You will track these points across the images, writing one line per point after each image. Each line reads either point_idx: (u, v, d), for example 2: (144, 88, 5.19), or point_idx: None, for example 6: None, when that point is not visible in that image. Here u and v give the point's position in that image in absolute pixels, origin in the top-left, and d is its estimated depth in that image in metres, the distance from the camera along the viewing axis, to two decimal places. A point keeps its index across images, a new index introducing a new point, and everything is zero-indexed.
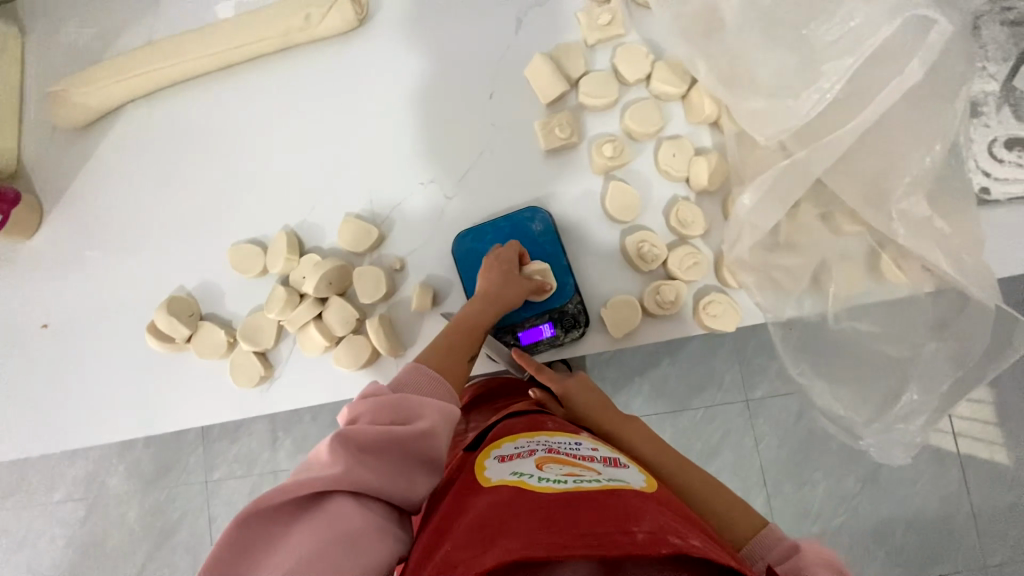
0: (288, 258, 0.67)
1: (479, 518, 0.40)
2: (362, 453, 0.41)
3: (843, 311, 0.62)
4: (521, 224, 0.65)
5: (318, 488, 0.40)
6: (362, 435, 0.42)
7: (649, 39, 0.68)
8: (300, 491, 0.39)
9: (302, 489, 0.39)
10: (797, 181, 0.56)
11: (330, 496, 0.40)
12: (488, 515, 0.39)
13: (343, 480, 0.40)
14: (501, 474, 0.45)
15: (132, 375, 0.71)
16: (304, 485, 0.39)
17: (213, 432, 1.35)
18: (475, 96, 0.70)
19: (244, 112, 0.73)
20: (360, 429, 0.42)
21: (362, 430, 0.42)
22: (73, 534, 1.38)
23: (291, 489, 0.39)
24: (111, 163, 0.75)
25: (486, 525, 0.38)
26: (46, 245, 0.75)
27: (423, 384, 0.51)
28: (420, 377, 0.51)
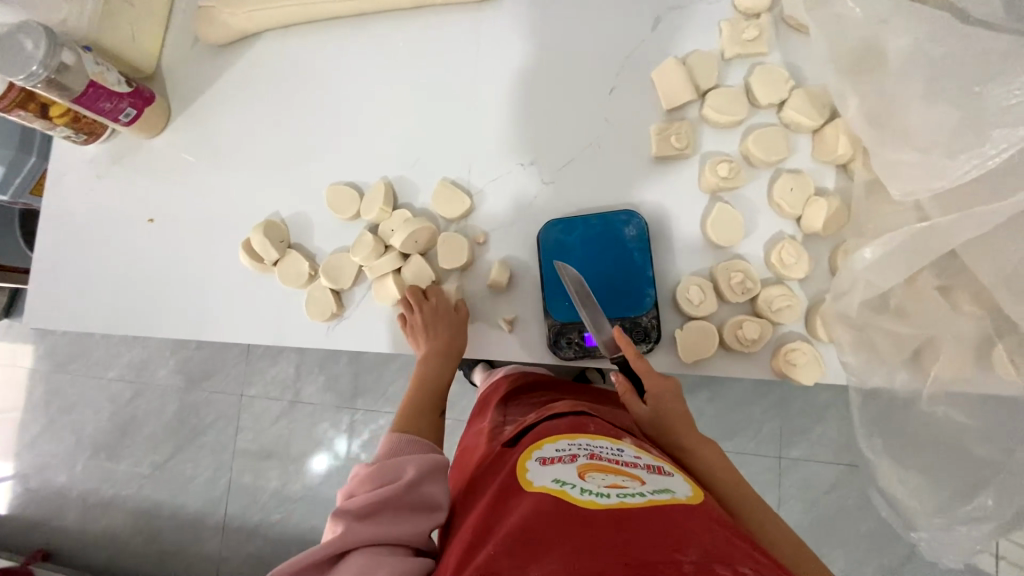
0: (382, 209, 0.69)
1: (518, 523, 0.40)
2: (420, 477, 0.47)
3: (939, 394, 0.57)
4: (615, 227, 0.64)
5: (383, 505, 0.45)
6: (428, 462, 0.49)
7: (791, 63, 0.64)
8: (368, 507, 0.45)
9: (371, 504, 0.45)
10: (930, 248, 0.52)
11: (394, 516, 0.45)
12: (528, 523, 0.40)
13: (406, 502, 0.46)
14: (542, 479, 0.44)
15: (215, 284, 0.75)
16: (372, 501, 0.45)
17: (256, 352, 1.43)
18: (595, 87, 0.69)
19: (368, 60, 0.75)
20: (421, 455, 0.49)
21: (431, 457, 0.49)
22: (117, 411, 1.51)
23: (360, 505, 0.45)
24: (237, 85, 0.79)
25: (526, 539, 0.38)
26: (166, 146, 0.80)
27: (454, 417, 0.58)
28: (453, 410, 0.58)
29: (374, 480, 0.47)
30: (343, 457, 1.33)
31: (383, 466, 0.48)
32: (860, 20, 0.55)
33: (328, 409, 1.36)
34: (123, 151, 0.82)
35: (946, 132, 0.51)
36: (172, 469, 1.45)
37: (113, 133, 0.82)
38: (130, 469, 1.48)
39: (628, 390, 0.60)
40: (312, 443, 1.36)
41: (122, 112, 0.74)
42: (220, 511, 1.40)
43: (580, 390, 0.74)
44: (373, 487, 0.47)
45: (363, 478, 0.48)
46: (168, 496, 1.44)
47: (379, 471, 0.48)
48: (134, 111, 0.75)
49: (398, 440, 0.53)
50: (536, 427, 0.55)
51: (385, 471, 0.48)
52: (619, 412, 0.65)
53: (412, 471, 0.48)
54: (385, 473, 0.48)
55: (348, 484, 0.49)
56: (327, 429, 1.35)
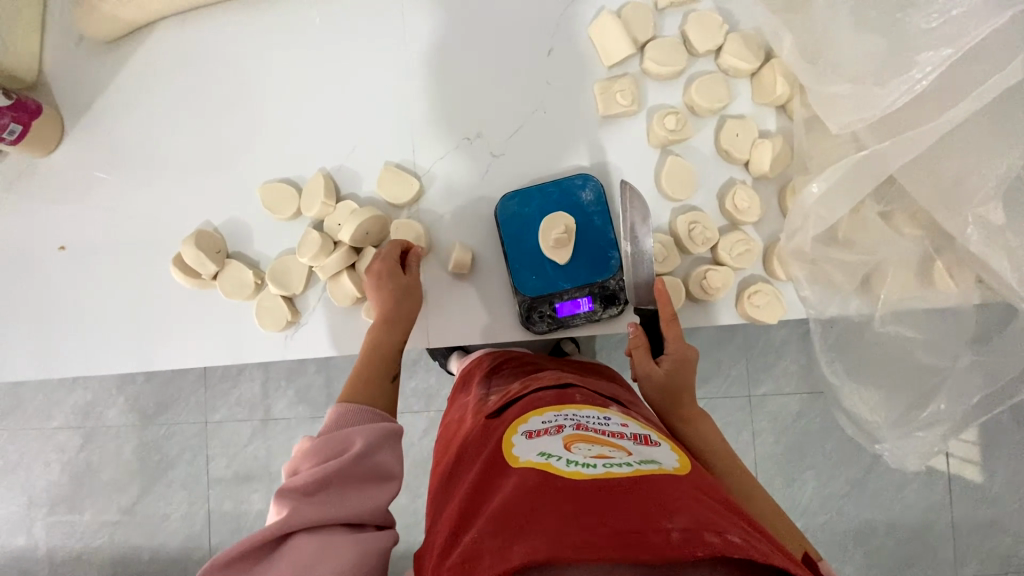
0: (324, 202, 0.64)
1: (502, 505, 0.39)
2: (368, 445, 0.47)
3: (889, 314, 0.60)
4: (571, 193, 0.62)
5: (330, 479, 0.44)
6: (375, 429, 0.49)
7: (722, 7, 0.64)
8: (316, 481, 0.44)
9: (316, 480, 0.44)
10: (871, 175, 0.54)
11: (342, 490, 0.44)
12: (511, 507, 0.39)
13: (353, 474, 0.45)
14: (527, 455, 0.44)
15: (150, 307, 0.69)
16: (319, 473, 0.44)
17: (214, 374, 1.34)
18: (532, 50, 0.66)
19: (284, 42, 0.69)
20: (365, 426, 0.49)
21: (376, 425, 0.49)
22: (68, 460, 1.39)
23: (306, 479, 0.44)
24: (138, 85, 0.70)
25: (508, 518, 0.38)
26: (67, 163, 0.71)
27: (354, 418, 0.51)
28: (352, 413, 0.51)
29: (321, 454, 0.46)
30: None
31: (326, 439, 0.47)
32: None
33: (303, 421, 1.31)
34: (16, 174, 0.72)
35: (876, 60, 0.52)
36: (143, 510, 1.36)
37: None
38: (96, 519, 1.38)
39: (643, 348, 0.60)
40: (292, 457, 1.31)
41: (6, 129, 0.65)
42: (205, 544, 1.33)
43: (562, 361, 0.76)
44: (320, 461, 0.46)
45: (307, 455, 0.46)
46: (144, 540, 1.36)
47: (325, 444, 0.47)
48: (20, 127, 0.66)
49: (350, 410, 0.51)
50: (522, 398, 0.55)
51: (332, 443, 0.47)
52: (605, 383, 0.67)
53: (358, 441, 0.47)
54: (334, 445, 0.47)
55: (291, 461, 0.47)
56: (304, 441, 1.31)
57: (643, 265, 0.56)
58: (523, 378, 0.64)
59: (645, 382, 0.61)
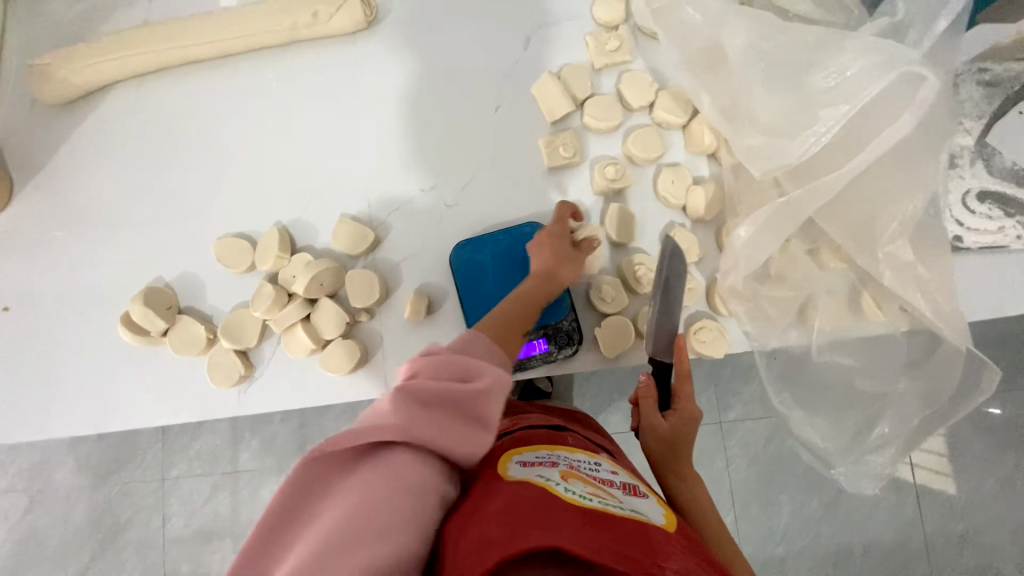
0: (278, 255, 0.65)
1: (509, 498, 0.39)
2: (495, 385, 0.41)
3: (827, 344, 0.64)
4: (521, 239, 0.65)
5: (445, 399, 0.39)
6: (504, 379, 0.42)
7: (653, 67, 0.70)
8: (434, 396, 0.39)
9: (432, 397, 0.39)
10: (791, 217, 0.58)
11: (445, 418, 0.39)
12: (517, 502, 0.38)
13: (465, 408, 0.40)
14: (526, 474, 0.44)
15: (98, 365, 0.67)
16: (439, 392, 0.39)
17: (173, 428, 1.29)
18: (481, 107, 0.70)
19: (241, 102, 0.71)
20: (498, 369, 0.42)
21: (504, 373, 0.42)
22: (9, 530, 1.29)
23: (424, 390, 0.39)
24: (92, 145, 0.71)
25: (518, 510, 0.37)
26: (14, 222, 0.70)
27: (479, 349, 0.45)
28: (477, 343, 0.45)
29: (445, 373, 0.41)
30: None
31: (457, 359, 0.42)
32: (700, 25, 0.61)
33: (269, 472, 1.26)
34: None
35: (786, 116, 0.57)
36: None
37: None
38: None
39: (652, 399, 0.60)
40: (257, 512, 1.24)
41: None
42: None
43: (538, 404, 0.76)
44: (443, 377, 0.41)
45: (433, 364, 0.41)
46: None
47: (455, 364, 0.42)
48: None
49: (475, 340, 0.46)
50: (511, 434, 0.55)
51: (459, 366, 0.42)
52: (589, 429, 0.67)
53: (487, 379, 0.41)
54: (460, 368, 0.42)
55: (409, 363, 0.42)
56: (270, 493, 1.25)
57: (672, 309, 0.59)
58: (509, 417, 0.64)
59: (648, 434, 0.61)
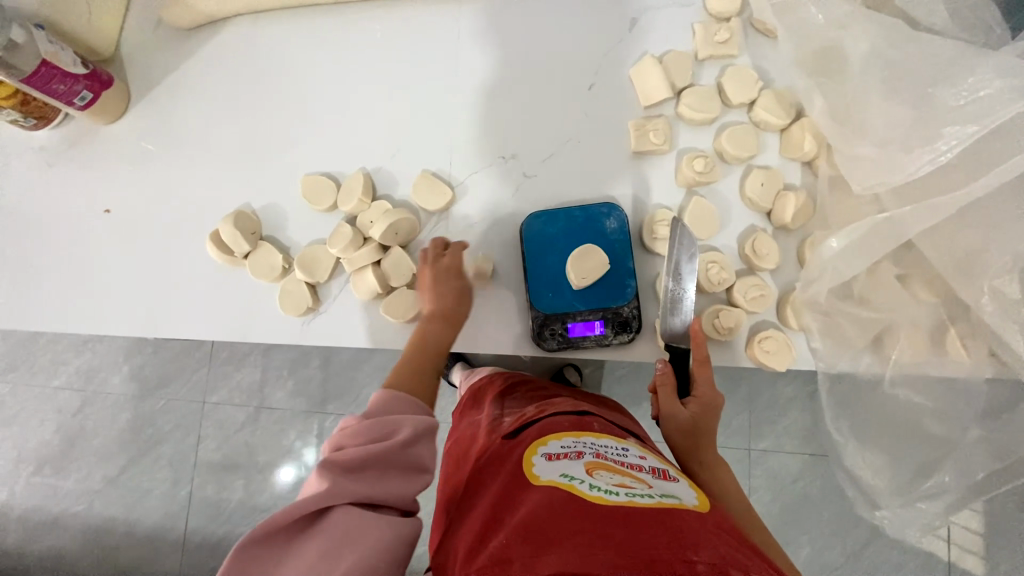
0: (360, 199, 0.67)
1: (528, 514, 0.41)
2: (416, 436, 0.46)
3: (899, 376, 0.60)
4: (596, 219, 0.64)
5: (374, 460, 0.43)
6: (427, 424, 0.47)
7: (759, 66, 0.68)
8: (361, 459, 0.43)
9: (363, 459, 0.43)
10: (890, 237, 0.55)
11: (384, 475, 0.43)
12: (539, 516, 0.40)
13: (398, 462, 0.44)
14: (549, 475, 0.45)
15: (179, 276, 0.71)
16: (367, 455, 0.43)
17: (220, 355, 1.36)
18: (575, 83, 0.70)
19: (346, 49, 0.74)
20: (421, 416, 0.47)
21: (427, 418, 0.48)
22: (63, 422, 1.40)
23: (351, 458, 0.42)
24: (204, 71, 0.75)
25: (538, 531, 0.39)
26: (126, 133, 0.76)
27: (394, 404, 0.49)
28: (392, 399, 0.49)
29: (370, 433, 0.45)
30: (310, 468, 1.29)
31: (374, 423, 0.46)
32: (822, 26, 0.59)
33: (299, 414, 1.31)
34: (77, 138, 0.76)
35: (902, 129, 0.55)
36: (126, 483, 1.35)
37: (66, 119, 0.77)
38: (78, 485, 1.37)
39: (669, 387, 0.59)
40: (281, 448, 1.30)
41: (77, 95, 0.69)
42: (181, 526, 1.31)
43: (573, 389, 0.77)
44: (366, 441, 0.44)
45: (356, 429, 0.45)
46: (122, 513, 1.34)
47: (374, 424, 0.46)
48: (91, 95, 0.70)
49: (392, 397, 0.50)
50: (539, 420, 0.56)
51: (381, 426, 0.46)
52: (618, 415, 0.67)
53: (408, 429, 0.46)
54: (382, 428, 0.46)
55: (335, 433, 0.46)
56: (297, 434, 1.30)
57: (681, 301, 0.59)
58: (536, 403, 0.65)
59: (668, 423, 0.60)
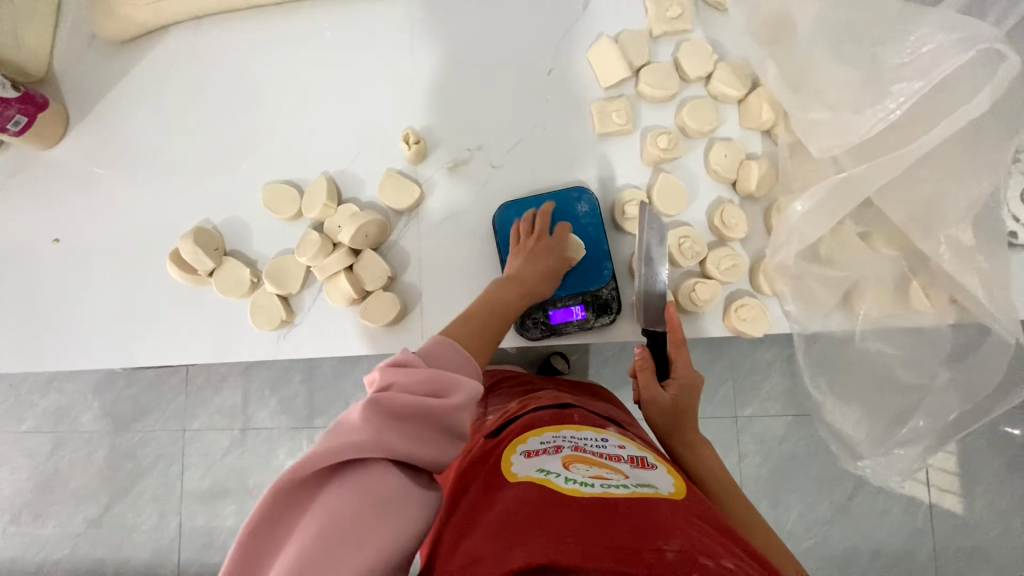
0: (325, 204, 0.65)
1: (506, 512, 0.41)
2: (467, 402, 0.43)
3: (869, 331, 0.62)
4: (568, 204, 0.65)
5: (423, 414, 0.41)
6: (478, 392, 0.44)
7: (713, 39, 0.68)
8: (409, 410, 0.41)
9: (410, 410, 0.41)
10: (850, 195, 0.57)
11: (428, 435, 0.41)
12: (516, 514, 0.40)
13: (443, 425, 0.42)
14: (527, 471, 0.46)
15: (142, 301, 0.68)
16: (413, 410, 0.41)
17: (197, 380, 1.32)
18: (534, 70, 0.69)
19: (295, 51, 0.71)
20: (471, 382, 0.44)
21: (479, 386, 0.45)
22: (35, 466, 1.33)
23: (401, 406, 0.40)
24: (147, 84, 0.72)
25: (513, 526, 0.39)
26: (69, 157, 0.72)
27: (446, 360, 0.47)
28: (449, 355, 0.47)
29: (419, 384, 0.42)
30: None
31: (432, 374, 0.43)
32: None
33: (285, 431, 1.28)
34: (16, 166, 0.72)
35: (853, 90, 0.56)
36: (111, 521, 1.30)
37: (1, 147, 0.72)
38: (59, 529, 1.31)
39: (648, 370, 0.61)
40: (271, 468, 1.27)
41: (10, 120, 0.65)
42: (174, 558, 1.27)
43: (559, 381, 0.78)
44: (416, 388, 0.42)
45: (407, 374, 0.43)
46: (109, 552, 1.29)
47: (428, 377, 0.43)
48: (25, 119, 0.66)
49: (446, 349, 0.48)
50: (521, 419, 0.57)
51: (433, 381, 0.43)
52: (603, 403, 0.68)
53: (461, 395, 0.43)
54: (438, 381, 0.43)
55: (385, 370, 0.44)
56: (285, 452, 1.28)
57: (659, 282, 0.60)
58: (520, 399, 0.66)
59: (650, 406, 0.61)
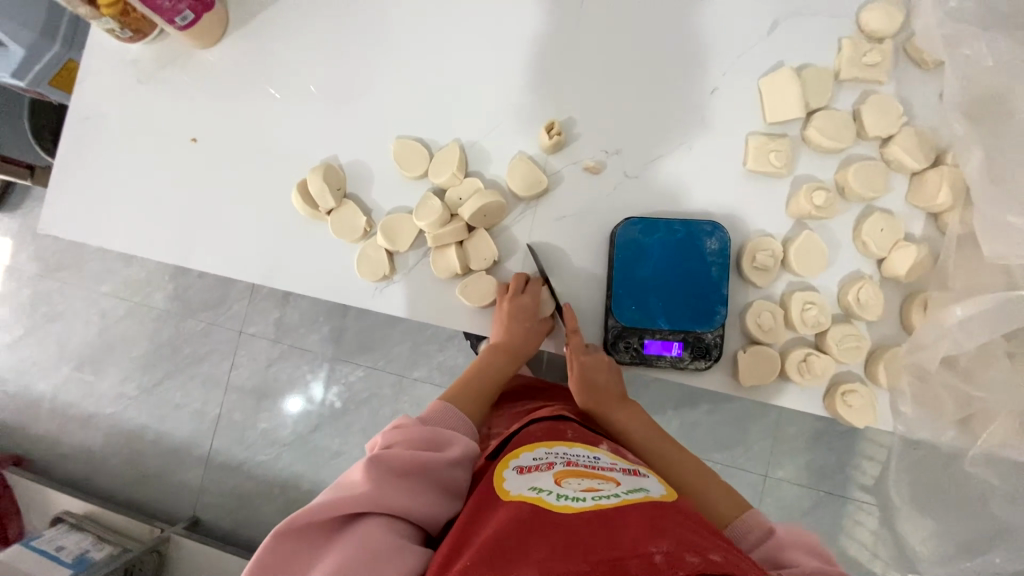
0: (454, 173, 0.65)
1: (494, 531, 0.40)
2: (461, 457, 0.50)
3: (980, 454, 0.57)
4: (696, 237, 0.61)
5: (418, 469, 0.47)
6: (469, 447, 0.52)
7: (904, 98, 0.62)
8: (407, 465, 0.47)
9: (406, 465, 0.47)
10: (1020, 315, 0.52)
11: (420, 487, 0.46)
12: (505, 532, 0.40)
13: (440, 477, 0.48)
14: (518, 488, 0.45)
15: (256, 219, 0.70)
16: (412, 461, 0.47)
17: (261, 290, 1.38)
18: (694, 84, 0.65)
19: (456, 5, 0.69)
20: (466, 438, 0.52)
21: (470, 443, 0.52)
22: (106, 326, 1.45)
23: (399, 460, 0.46)
24: (305, 7, 0.72)
25: (502, 548, 0.39)
26: (218, 60, 0.73)
27: (446, 419, 0.55)
28: (443, 415, 0.55)
29: (417, 442, 0.50)
30: (318, 402, 1.32)
31: (426, 435, 0.51)
32: (992, 70, 0.54)
33: (328, 359, 1.34)
34: (169, 57, 0.74)
35: None
36: (159, 394, 1.41)
37: (161, 36, 0.74)
38: (114, 388, 1.43)
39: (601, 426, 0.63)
40: (306, 389, 1.33)
41: (180, 15, 0.67)
42: (205, 443, 1.37)
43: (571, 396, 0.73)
44: (415, 447, 0.49)
45: (406, 436, 0.50)
46: (152, 420, 1.41)
47: (426, 438, 0.51)
48: (192, 16, 0.68)
49: (447, 411, 0.56)
50: (512, 435, 0.55)
51: (429, 439, 0.51)
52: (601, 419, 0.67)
53: (455, 450, 0.50)
54: (431, 440, 0.51)
55: (389, 434, 0.51)
56: (323, 378, 1.33)
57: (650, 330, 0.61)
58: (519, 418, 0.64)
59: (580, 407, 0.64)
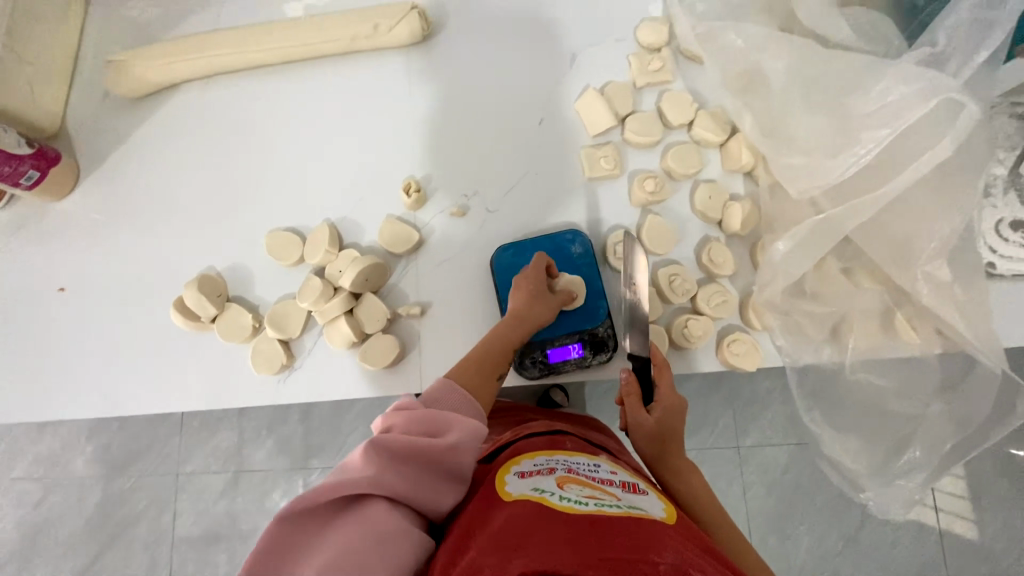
0: (327, 250, 0.68)
1: (500, 527, 0.38)
2: (466, 442, 0.44)
3: (860, 362, 0.63)
4: (562, 247, 0.67)
5: (419, 455, 0.42)
6: (474, 429, 0.45)
7: (693, 89, 0.73)
8: (408, 448, 0.42)
9: (407, 449, 0.42)
10: (828, 235, 0.60)
11: (423, 477, 0.42)
12: (510, 527, 0.38)
13: (444, 463, 0.43)
14: (521, 489, 0.43)
15: (144, 348, 0.69)
16: (412, 446, 0.42)
17: (192, 422, 1.30)
18: (524, 120, 0.73)
19: (300, 105, 0.75)
20: (472, 420, 0.46)
21: (475, 423, 0.45)
22: (24, 515, 1.30)
23: (399, 444, 0.41)
24: (154, 139, 0.75)
25: (508, 538, 0.37)
26: (77, 207, 0.74)
27: (453, 400, 0.49)
28: (453, 395, 0.49)
29: (416, 426, 0.44)
30: None
31: (429, 415, 0.45)
32: (741, 49, 0.64)
33: (282, 472, 1.26)
34: (25, 217, 0.74)
35: (825, 135, 0.60)
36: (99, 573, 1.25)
37: (12, 200, 0.75)
38: None
39: (636, 395, 0.59)
40: (266, 512, 1.24)
41: (24, 175, 0.68)
42: None
43: (547, 412, 0.74)
44: (414, 431, 0.44)
45: (408, 417, 0.45)
46: None
47: (426, 419, 0.45)
48: (38, 173, 0.69)
49: (451, 390, 0.50)
50: (511, 444, 0.54)
51: (430, 422, 0.45)
52: (592, 431, 0.66)
53: (457, 432, 0.44)
54: (431, 423, 0.45)
55: (385, 415, 0.46)
56: (282, 495, 1.25)
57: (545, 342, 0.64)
58: (510, 427, 0.62)
59: (636, 432, 0.60)
